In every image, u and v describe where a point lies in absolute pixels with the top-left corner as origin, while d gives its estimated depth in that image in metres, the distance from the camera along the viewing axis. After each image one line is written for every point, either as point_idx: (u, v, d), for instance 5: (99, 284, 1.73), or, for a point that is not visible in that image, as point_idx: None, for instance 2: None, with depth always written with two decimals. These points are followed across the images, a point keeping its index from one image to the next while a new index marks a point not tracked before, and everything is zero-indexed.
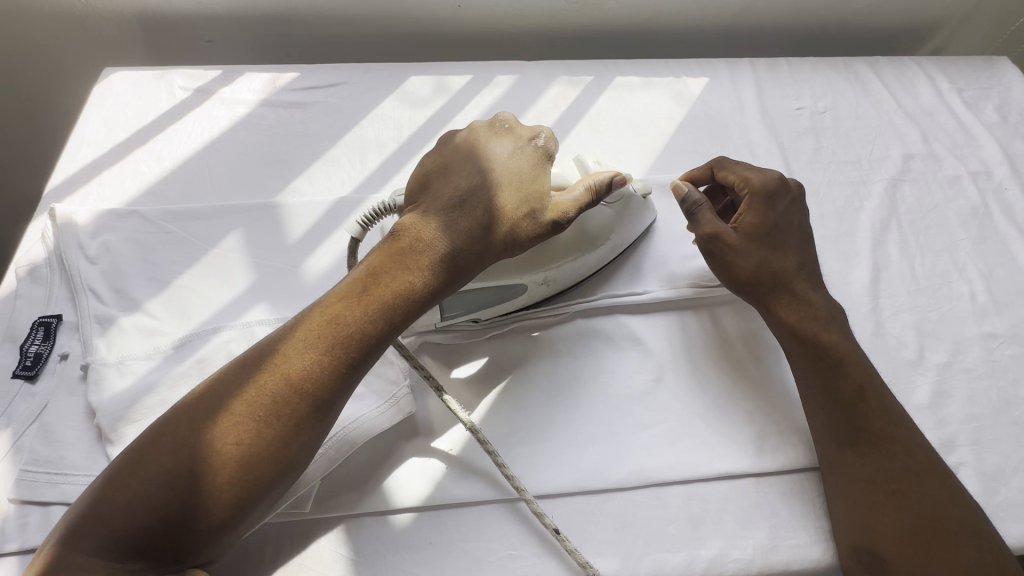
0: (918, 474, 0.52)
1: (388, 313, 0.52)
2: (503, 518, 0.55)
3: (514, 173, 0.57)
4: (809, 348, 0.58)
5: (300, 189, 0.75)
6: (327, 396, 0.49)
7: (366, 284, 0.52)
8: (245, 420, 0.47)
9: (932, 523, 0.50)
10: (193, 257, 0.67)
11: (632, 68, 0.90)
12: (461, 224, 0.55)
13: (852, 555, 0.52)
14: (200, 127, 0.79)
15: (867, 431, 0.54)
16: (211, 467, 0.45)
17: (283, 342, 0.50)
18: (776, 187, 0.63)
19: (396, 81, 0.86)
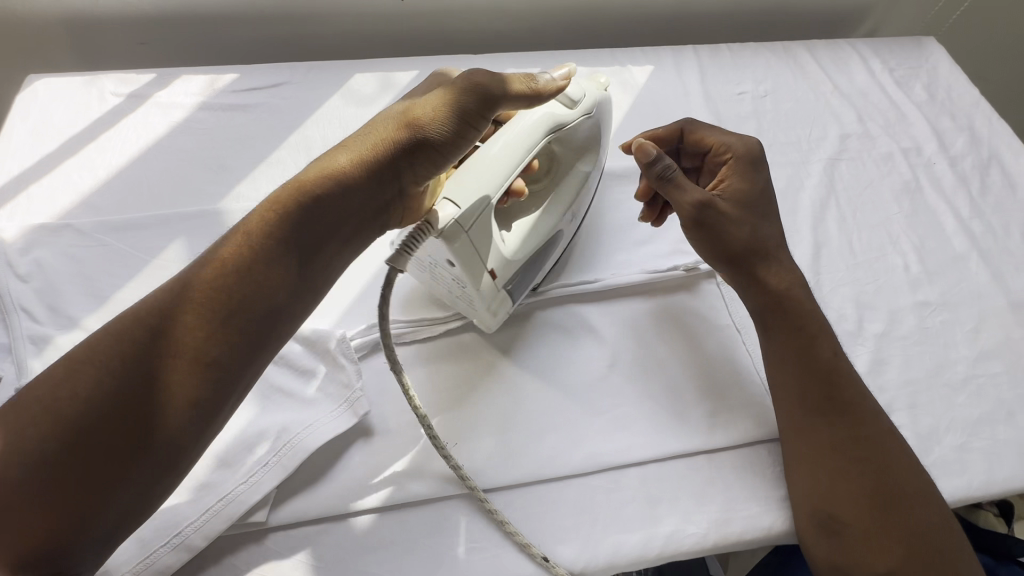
0: (881, 441, 0.55)
1: (270, 251, 0.50)
2: (466, 512, 0.55)
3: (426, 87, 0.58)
4: (789, 321, 0.59)
5: (244, 194, 0.73)
6: (200, 342, 0.47)
7: (251, 230, 0.51)
8: (113, 374, 0.45)
9: (889, 486, 0.53)
10: (133, 269, 0.65)
11: (579, 58, 0.91)
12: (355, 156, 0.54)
13: (811, 519, 0.54)
14: (135, 134, 0.76)
15: (841, 400, 0.56)
16: (79, 426, 0.43)
17: (159, 297, 0.48)
18: (755, 157, 0.65)
19: (341, 79, 0.84)
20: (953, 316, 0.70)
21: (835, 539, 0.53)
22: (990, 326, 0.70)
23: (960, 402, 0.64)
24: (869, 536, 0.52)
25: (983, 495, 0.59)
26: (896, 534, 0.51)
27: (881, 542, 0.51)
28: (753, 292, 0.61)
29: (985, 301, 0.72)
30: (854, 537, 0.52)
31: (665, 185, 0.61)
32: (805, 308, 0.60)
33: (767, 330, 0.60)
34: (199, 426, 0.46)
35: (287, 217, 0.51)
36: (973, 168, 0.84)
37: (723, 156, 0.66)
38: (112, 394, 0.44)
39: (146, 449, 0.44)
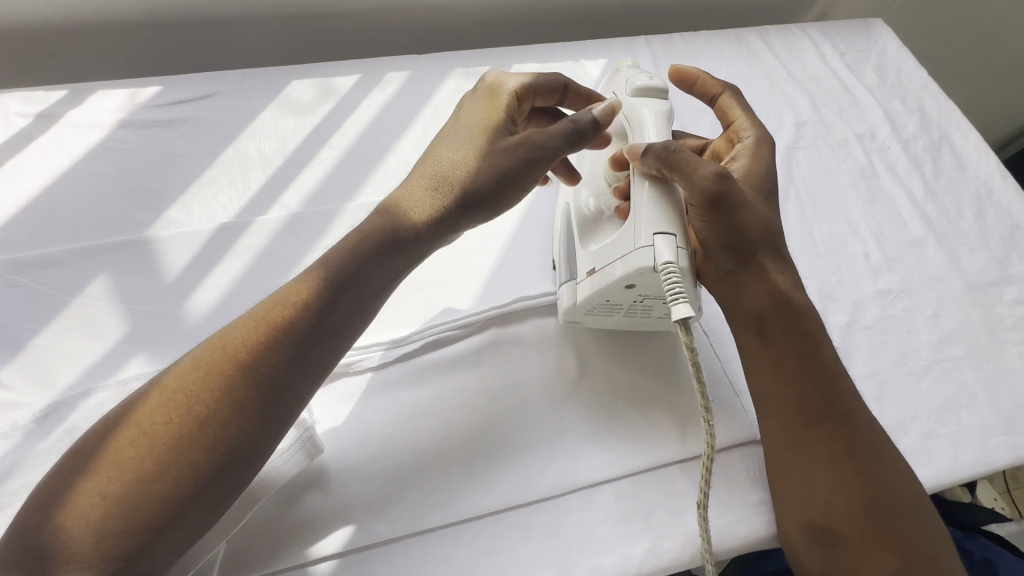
0: (879, 450, 0.53)
1: (341, 279, 0.48)
2: (434, 550, 0.52)
3: (448, 135, 0.57)
4: (789, 327, 0.56)
5: (176, 218, 0.67)
6: (276, 367, 0.44)
7: (322, 259, 0.50)
8: (190, 399, 0.43)
9: (887, 496, 0.51)
10: (51, 311, 0.59)
11: (529, 54, 0.87)
12: (411, 200, 0.53)
13: (805, 535, 0.52)
14: (47, 158, 0.69)
15: (842, 408, 0.54)
16: (154, 453, 0.41)
17: (235, 324, 0.47)
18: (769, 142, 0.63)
19: (276, 87, 0.79)
20: (913, 303, 0.71)
21: (829, 553, 0.51)
22: (949, 310, 0.70)
23: (924, 389, 0.65)
24: (865, 548, 0.50)
25: (951, 483, 0.59)
26: (893, 546, 0.50)
27: (878, 555, 0.50)
28: (758, 286, 0.57)
29: (943, 286, 0.72)
30: (849, 550, 0.51)
31: (677, 158, 0.54)
32: (804, 312, 0.57)
33: (766, 337, 0.56)
34: (259, 428, 0.43)
35: (342, 244, 0.51)
36: (925, 150, 0.85)
37: (739, 134, 0.65)
38: (172, 422, 0.42)
39: (219, 466, 0.42)
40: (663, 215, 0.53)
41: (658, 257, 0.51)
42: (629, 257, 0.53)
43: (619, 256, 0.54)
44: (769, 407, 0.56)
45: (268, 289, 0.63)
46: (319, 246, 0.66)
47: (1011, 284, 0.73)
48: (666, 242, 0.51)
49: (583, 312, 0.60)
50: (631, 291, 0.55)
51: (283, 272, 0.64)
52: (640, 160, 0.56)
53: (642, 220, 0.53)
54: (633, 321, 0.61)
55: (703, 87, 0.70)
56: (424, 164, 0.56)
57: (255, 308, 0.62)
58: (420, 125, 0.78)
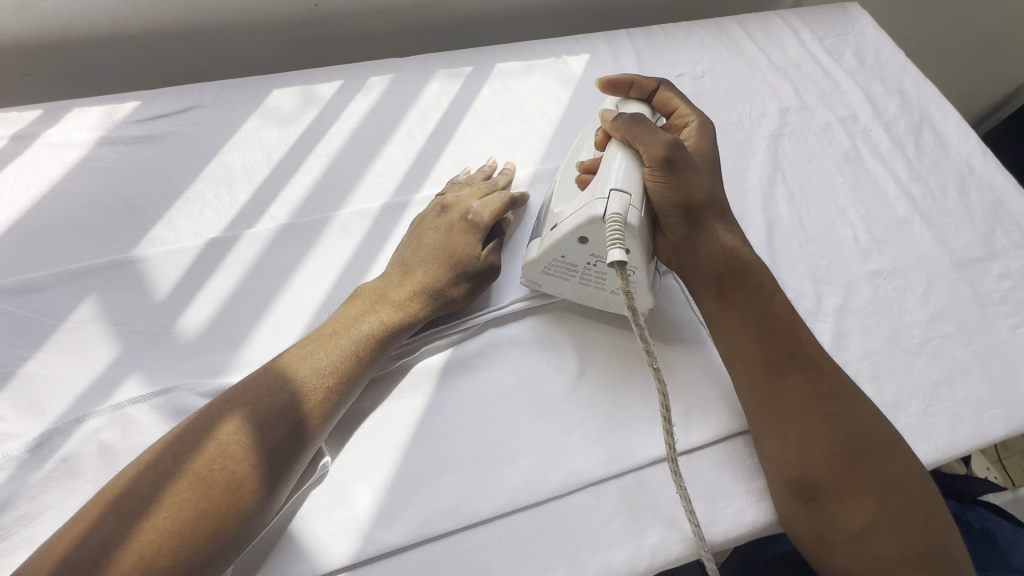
0: (845, 396, 0.55)
1: (355, 348, 0.55)
2: (444, 554, 0.52)
3: (427, 250, 0.63)
4: (744, 284, 0.59)
5: (163, 235, 0.66)
6: (308, 417, 0.51)
7: (333, 328, 0.56)
8: (232, 444, 0.47)
9: (857, 442, 0.52)
10: (39, 337, 0.58)
11: (511, 52, 0.87)
12: (399, 305, 0.59)
13: (788, 491, 0.53)
14: (25, 181, 0.67)
15: (806, 357, 0.56)
16: (204, 494, 0.44)
17: (264, 378, 0.52)
18: (712, 127, 0.67)
19: (257, 97, 0.77)
20: (904, 282, 0.72)
21: (813, 507, 0.51)
22: (938, 287, 0.72)
23: (919, 366, 0.66)
24: (844, 497, 0.51)
25: (949, 457, 0.60)
26: (870, 492, 0.50)
27: (856, 504, 0.50)
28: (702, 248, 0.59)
29: (931, 263, 0.73)
30: (829, 501, 0.51)
31: (642, 126, 0.59)
32: (752, 270, 0.59)
33: (725, 296, 0.59)
34: (285, 463, 0.49)
35: (344, 320, 0.57)
36: (907, 131, 0.86)
37: (682, 120, 0.67)
38: (206, 463, 0.46)
39: (264, 503, 0.47)
40: (628, 176, 0.56)
41: (608, 208, 0.53)
42: (586, 207, 0.55)
43: (577, 209, 0.57)
44: (737, 367, 0.58)
45: (260, 303, 0.62)
46: (310, 258, 0.66)
47: (997, 259, 0.75)
48: (619, 195, 0.54)
49: (540, 270, 0.61)
50: (584, 247, 0.57)
51: (276, 285, 0.63)
52: (611, 124, 0.61)
53: (605, 176, 0.56)
54: (589, 291, 0.62)
55: (638, 86, 0.68)
56: (412, 259, 0.62)
57: (249, 322, 0.61)
58: (405, 128, 0.77)
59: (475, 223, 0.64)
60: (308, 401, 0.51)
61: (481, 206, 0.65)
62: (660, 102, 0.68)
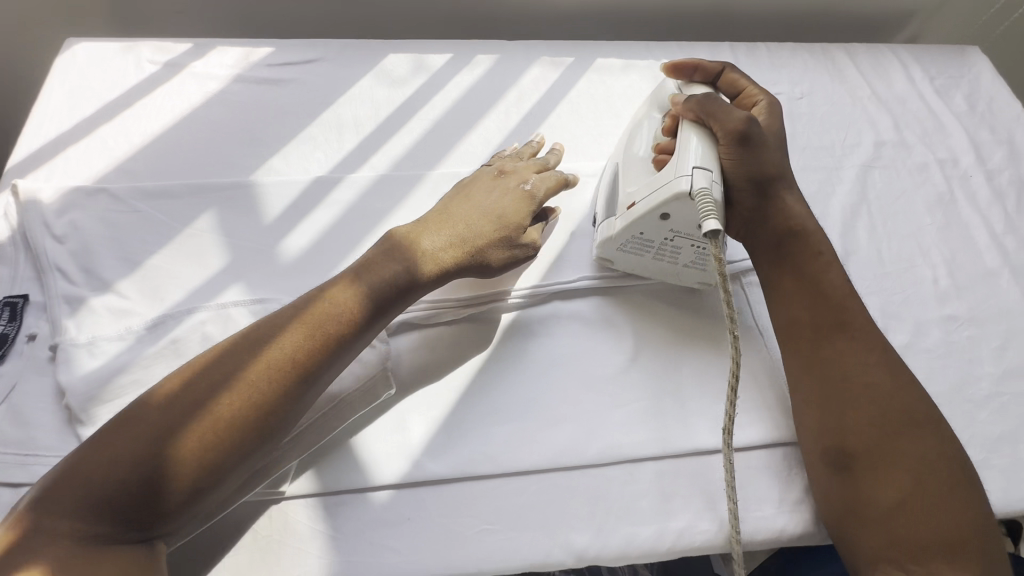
0: (891, 369, 0.55)
1: (368, 298, 0.54)
2: (481, 493, 0.56)
3: (469, 208, 0.61)
4: (802, 251, 0.60)
5: (277, 167, 0.73)
6: (312, 363, 0.50)
7: (353, 275, 0.55)
8: (238, 381, 0.48)
9: (898, 417, 0.53)
10: (166, 237, 0.66)
11: (613, 49, 0.90)
12: (426, 260, 0.57)
13: (823, 459, 0.55)
14: (170, 103, 0.76)
15: (857, 326, 0.57)
16: (201, 427, 0.46)
17: (280, 320, 0.52)
18: (779, 107, 0.68)
19: (373, 59, 0.84)
20: (980, 332, 0.70)
21: (844, 479, 0.53)
22: (1017, 344, 0.69)
23: (982, 418, 0.64)
24: (876, 470, 0.52)
25: (1000, 513, 0.59)
26: (903, 468, 0.51)
27: (889, 479, 0.51)
28: (774, 218, 0.61)
29: (1014, 319, 0.71)
30: (862, 472, 0.52)
31: (715, 105, 0.60)
32: (812, 238, 0.61)
33: (784, 263, 0.60)
34: (286, 406, 0.49)
35: (364, 268, 0.56)
36: (1010, 183, 0.82)
37: (752, 99, 0.68)
38: (215, 402, 0.47)
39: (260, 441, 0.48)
40: (706, 154, 0.57)
41: (693, 184, 0.55)
42: (667, 185, 0.57)
43: (656, 187, 0.58)
44: (785, 334, 0.59)
45: (352, 241, 0.68)
46: (400, 208, 0.71)
47: None
48: (701, 173, 0.56)
49: (615, 249, 0.64)
50: (664, 224, 0.59)
51: (368, 227, 0.69)
52: (680, 107, 0.61)
53: (683, 154, 0.57)
54: (659, 266, 0.65)
55: (703, 70, 0.69)
56: (456, 215, 0.61)
57: (340, 256, 0.67)
58: (503, 106, 0.82)
59: (524, 195, 0.63)
60: (326, 356, 0.51)
61: (537, 181, 0.65)
62: (726, 85, 0.69)
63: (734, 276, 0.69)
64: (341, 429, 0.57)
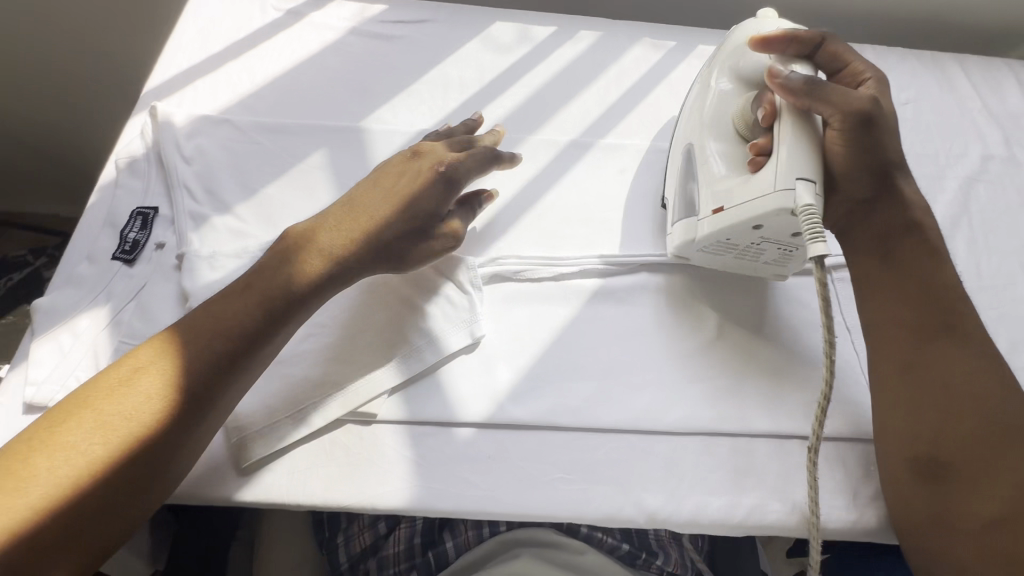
0: (997, 381, 0.54)
1: (309, 263, 0.56)
2: (559, 444, 0.58)
3: (368, 198, 0.60)
4: (915, 252, 0.59)
5: (385, 118, 0.76)
6: (265, 315, 0.53)
7: (288, 249, 0.57)
8: (190, 341, 0.51)
9: (999, 433, 0.52)
10: (281, 170, 0.70)
11: (715, 37, 0.90)
12: (320, 240, 0.57)
13: (912, 468, 0.53)
14: (290, 48, 0.81)
15: (964, 333, 0.56)
16: (159, 383, 0.49)
17: (228, 291, 0.54)
18: (887, 86, 0.62)
19: (481, 25, 0.86)
20: None
21: (935, 488, 0.52)
22: None
23: None
24: (971, 484, 0.51)
25: None
26: (1004, 486, 0.50)
27: (986, 494, 0.50)
28: (886, 209, 0.60)
29: None
30: (956, 484, 0.51)
31: (823, 92, 0.55)
32: (928, 234, 0.60)
33: (891, 257, 0.60)
34: (244, 353, 0.52)
35: (295, 241, 0.57)
36: None
37: (862, 75, 0.62)
38: (167, 364, 0.50)
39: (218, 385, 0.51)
40: (810, 163, 0.53)
41: (799, 200, 0.52)
42: (767, 198, 0.53)
43: (751, 194, 0.55)
44: (882, 333, 0.58)
45: None
46: None
47: None
48: (806, 193, 0.52)
49: (696, 249, 0.63)
50: (754, 231, 0.57)
51: None
52: (784, 91, 0.56)
53: (787, 161, 0.53)
54: (738, 264, 0.64)
55: (806, 36, 0.60)
56: (359, 206, 0.60)
57: None
58: (603, 82, 0.83)
59: (426, 179, 0.61)
60: (256, 344, 0.52)
61: (461, 161, 0.62)
62: (825, 58, 0.61)
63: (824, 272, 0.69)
64: (431, 366, 0.60)
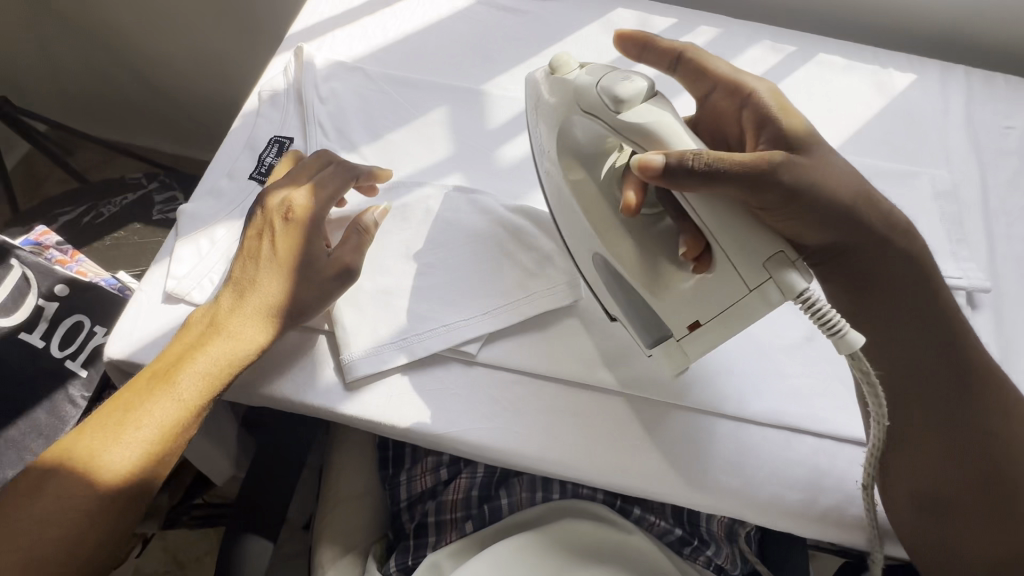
0: (998, 418, 0.53)
1: (258, 309, 0.58)
2: (641, 413, 0.59)
3: (250, 267, 0.60)
4: (907, 287, 0.57)
5: (503, 85, 0.79)
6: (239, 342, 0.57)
7: (224, 305, 0.59)
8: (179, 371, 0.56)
9: (998, 469, 0.51)
10: (404, 120, 0.74)
11: (838, 47, 0.88)
12: (249, 299, 0.59)
13: (913, 504, 0.52)
14: (422, 10, 0.85)
15: (975, 368, 0.54)
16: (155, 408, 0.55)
17: (192, 335, 0.58)
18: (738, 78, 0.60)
19: (603, 9, 0.88)
20: None
21: (937, 523, 0.52)
22: None
23: None
24: (970, 520, 0.51)
25: None
26: (1002, 521, 0.50)
27: (983, 530, 0.50)
28: (872, 250, 0.57)
29: None
30: (956, 519, 0.51)
31: (728, 165, 0.47)
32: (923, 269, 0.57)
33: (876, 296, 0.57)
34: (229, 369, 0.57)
35: (230, 297, 0.59)
36: None
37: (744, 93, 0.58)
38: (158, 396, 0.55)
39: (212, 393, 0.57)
40: (765, 237, 0.47)
41: (785, 293, 0.46)
42: (751, 298, 0.48)
43: (728, 298, 0.49)
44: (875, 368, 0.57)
45: None
46: None
47: None
48: (791, 274, 0.46)
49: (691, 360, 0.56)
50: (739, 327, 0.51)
51: None
52: (670, 180, 0.47)
53: (743, 254, 0.47)
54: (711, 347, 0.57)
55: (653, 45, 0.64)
56: (248, 281, 0.59)
57: None
58: None
59: (287, 226, 0.61)
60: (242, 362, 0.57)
61: (298, 194, 0.62)
62: (687, 71, 0.63)
63: None
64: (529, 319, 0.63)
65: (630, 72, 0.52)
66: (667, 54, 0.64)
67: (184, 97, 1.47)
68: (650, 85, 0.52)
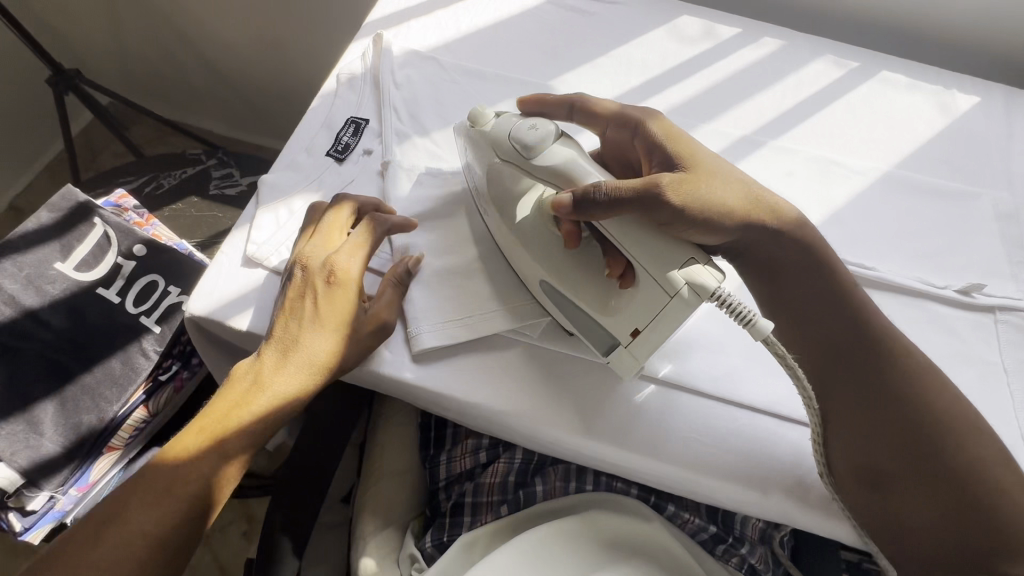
0: (912, 386, 0.55)
1: (308, 368, 0.58)
2: (694, 407, 0.61)
3: (297, 322, 0.59)
4: (804, 269, 0.59)
5: (569, 82, 0.82)
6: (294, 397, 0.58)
7: (272, 362, 0.58)
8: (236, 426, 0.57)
9: (919, 433, 0.53)
10: (473, 109, 0.77)
11: (901, 65, 0.89)
12: (296, 356, 0.58)
13: (854, 478, 0.54)
14: (494, 6, 0.88)
15: (875, 341, 0.57)
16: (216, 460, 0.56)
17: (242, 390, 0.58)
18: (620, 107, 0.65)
19: (669, 16, 0.90)
20: None
21: (879, 493, 0.54)
22: None
23: None
24: (912, 489, 0.53)
25: None
26: (936, 483, 0.52)
27: (924, 496, 0.52)
28: (774, 245, 0.60)
29: None
30: (899, 489, 0.53)
31: (635, 191, 0.54)
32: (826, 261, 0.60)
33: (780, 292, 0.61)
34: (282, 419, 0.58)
35: (276, 353, 0.58)
36: None
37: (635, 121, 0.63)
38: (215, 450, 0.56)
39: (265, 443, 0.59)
40: (674, 246, 0.53)
41: (700, 293, 0.51)
42: (674, 303, 0.52)
43: (654, 305, 0.54)
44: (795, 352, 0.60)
45: None
46: None
47: None
48: (701, 276, 0.52)
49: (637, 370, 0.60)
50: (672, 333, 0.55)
51: None
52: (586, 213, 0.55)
53: (658, 263, 0.53)
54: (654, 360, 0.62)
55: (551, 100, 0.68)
56: (292, 340, 0.58)
57: None
58: (780, 88, 0.85)
59: (334, 282, 0.60)
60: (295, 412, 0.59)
61: (346, 258, 0.61)
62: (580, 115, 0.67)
63: (987, 311, 0.68)
64: None
65: (536, 120, 0.61)
66: (562, 104, 0.68)
67: (241, 80, 1.52)
68: (558, 128, 0.61)
